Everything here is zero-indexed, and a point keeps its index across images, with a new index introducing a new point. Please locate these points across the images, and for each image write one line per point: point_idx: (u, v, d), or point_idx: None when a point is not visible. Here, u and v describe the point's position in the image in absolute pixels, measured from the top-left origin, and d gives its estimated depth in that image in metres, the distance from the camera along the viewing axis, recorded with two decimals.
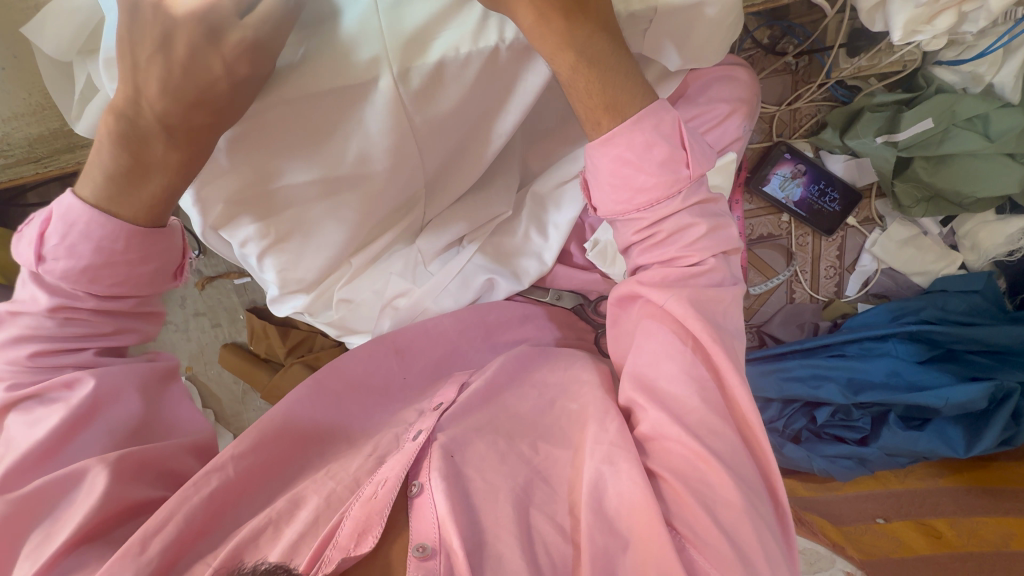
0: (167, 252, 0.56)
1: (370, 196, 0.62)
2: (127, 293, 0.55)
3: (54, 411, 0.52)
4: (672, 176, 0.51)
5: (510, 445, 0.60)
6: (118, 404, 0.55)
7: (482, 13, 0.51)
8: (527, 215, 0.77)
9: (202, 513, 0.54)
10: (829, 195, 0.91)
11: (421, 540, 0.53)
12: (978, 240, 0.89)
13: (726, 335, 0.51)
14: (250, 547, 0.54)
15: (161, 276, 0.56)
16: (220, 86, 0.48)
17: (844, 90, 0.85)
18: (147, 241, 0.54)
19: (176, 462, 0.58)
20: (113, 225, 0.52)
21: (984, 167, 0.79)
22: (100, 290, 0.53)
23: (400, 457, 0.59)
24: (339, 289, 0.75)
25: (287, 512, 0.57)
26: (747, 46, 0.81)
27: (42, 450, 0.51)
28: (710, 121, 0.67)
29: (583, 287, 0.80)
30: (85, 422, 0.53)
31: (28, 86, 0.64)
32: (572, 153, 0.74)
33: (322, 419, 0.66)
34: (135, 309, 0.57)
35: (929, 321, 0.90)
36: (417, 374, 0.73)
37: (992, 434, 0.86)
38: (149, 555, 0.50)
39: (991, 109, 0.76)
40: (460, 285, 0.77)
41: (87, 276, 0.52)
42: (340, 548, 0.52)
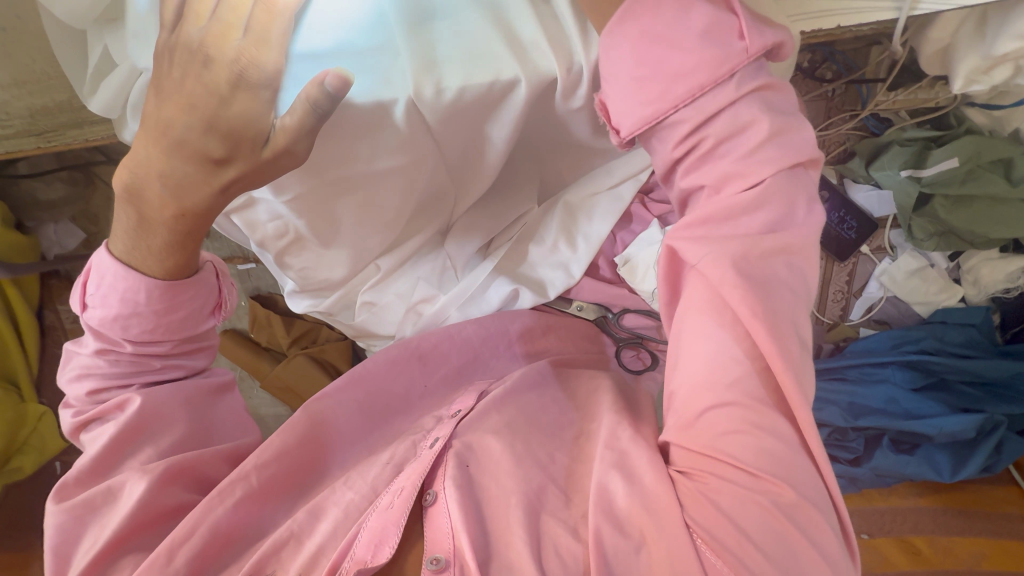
0: (196, 297, 0.54)
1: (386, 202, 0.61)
2: (160, 338, 0.54)
3: (106, 431, 0.53)
4: (716, 52, 0.44)
5: (528, 450, 0.56)
6: (165, 419, 0.55)
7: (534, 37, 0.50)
8: (553, 221, 0.74)
9: (226, 524, 0.53)
10: (847, 222, 0.93)
11: (435, 551, 0.50)
12: (980, 276, 0.92)
13: (779, 314, 0.43)
14: (270, 560, 0.53)
15: (192, 320, 0.55)
16: (225, 86, 0.45)
17: (875, 121, 0.85)
18: (172, 291, 0.52)
19: (213, 469, 0.57)
20: (135, 278, 0.51)
21: (1003, 211, 0.82)
22: (134, 337, 0.53)
23: (418, 465, 0.57)
24: (363, 291, 0.74)
25: (308, 523, 0.55)
26: None
27: (93, 466, 0.52)
28: None
29: (608, 300, 0.77)
30: (131, 438, 0.53)
31: (33, 52, 0.58)
32: (607, 166, 0.72)
33: (352, 427, 0.65)
34: (176, 349, 0.56)
35: (928, 352, 0.94)
36: (438, 381, 0.71)
37: (977, 462, 0.92)
38: (177, 565, 0.49)
39: (1016, 154, 0.78)
40: (485, 293, 0.76)
41: (120, 323, 0.52)
42: (357, 559, 0.50)
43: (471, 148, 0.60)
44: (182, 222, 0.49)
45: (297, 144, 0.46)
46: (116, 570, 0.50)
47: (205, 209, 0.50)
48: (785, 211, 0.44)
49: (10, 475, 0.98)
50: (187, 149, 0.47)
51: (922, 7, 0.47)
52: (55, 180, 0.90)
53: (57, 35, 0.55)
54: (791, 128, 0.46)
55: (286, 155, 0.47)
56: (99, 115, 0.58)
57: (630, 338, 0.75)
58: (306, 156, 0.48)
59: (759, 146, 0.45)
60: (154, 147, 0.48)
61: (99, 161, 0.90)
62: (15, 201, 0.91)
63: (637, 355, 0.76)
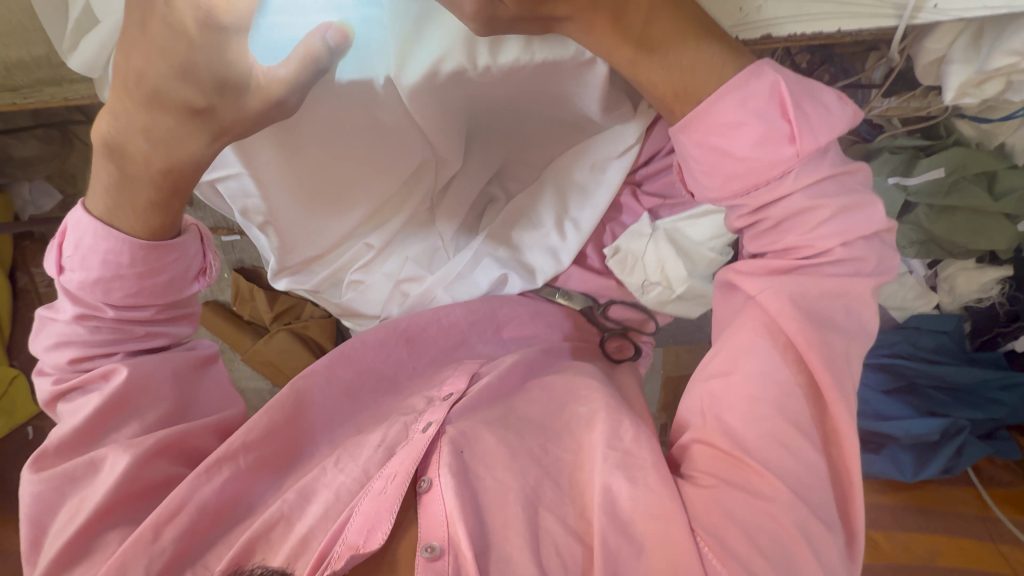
0: (180, 261, 0.53)
1: (369, 172, 0.60)
2: (142, 302, 0.52)
3: (90, 401, 0.52)
4: (772, 157, 0.46)
5: (520, 443, 0.56)
6: (151, 391, 0.54)
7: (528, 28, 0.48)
8: (547, 201, 0.71)
9: (214, 502, 0.53)
10: None
11: (430, 539, 0.50)
12: (955, 285, 0.94)
13: (830, 342, 0.46)
14: (256, 550, 0.52)
15: (177, 284, 0.53)
16: (192, 28, 0.41)
17: (867, 127, 0.85)
18: (154, 254, 0.51)
19: (200, 442, 0.56)
20: (116, 239, 0.49)
21: (981, 222, 0.84)
22: (116, 301, 0.51)
23: (410, 450, 0.56)
24: (351, 270, 0.74)
25: (298, 505, 0.54)
26: (785, 68, 0.77)
27: (73, 437, 0.52)
28: None
29: (597, 291, 0.74)
30: (115, 410, 0.52)
31: (8, 2, 0.55)
32: (607, 134, 0.64)
33: (334, 411, 0.64)
34: (158, 315, 0.55)
35: (900, 355, 0.98)
36: (426, 363, 0.70)
37: (939, 462, 0.96)
38: (161, 545, 0.49)
39: (1000, 169, 0.80)
40: (472, 275, 0.74)
41: (101, 287, 0.51)
42: (349, 543, 0.50)
43: (458, 124, 0.58)
44: (166, 180, 0.49)
45: (291, 96, 0.45)
46: (101, 545, 0.49)
47: (193, 164, 0.49)
48: (817, 221, 0.47)
49: None
50: (161, 102, 0.45)
51: (921, 17, 0.47)
52: (30, 139, 0.86)
53: None
54: (807, 98, 0.46)
55: (278, 107, 0.45)
56: (81, 75, 0.55)
57: (614, 329, 0.75)
58: (295, 108, 0.47)
59: (769, 93, 0.46)
60: (132, 99, 0.46)
61: (77, 121, 0.86)
62: None
63: (620, 346, 0.76)
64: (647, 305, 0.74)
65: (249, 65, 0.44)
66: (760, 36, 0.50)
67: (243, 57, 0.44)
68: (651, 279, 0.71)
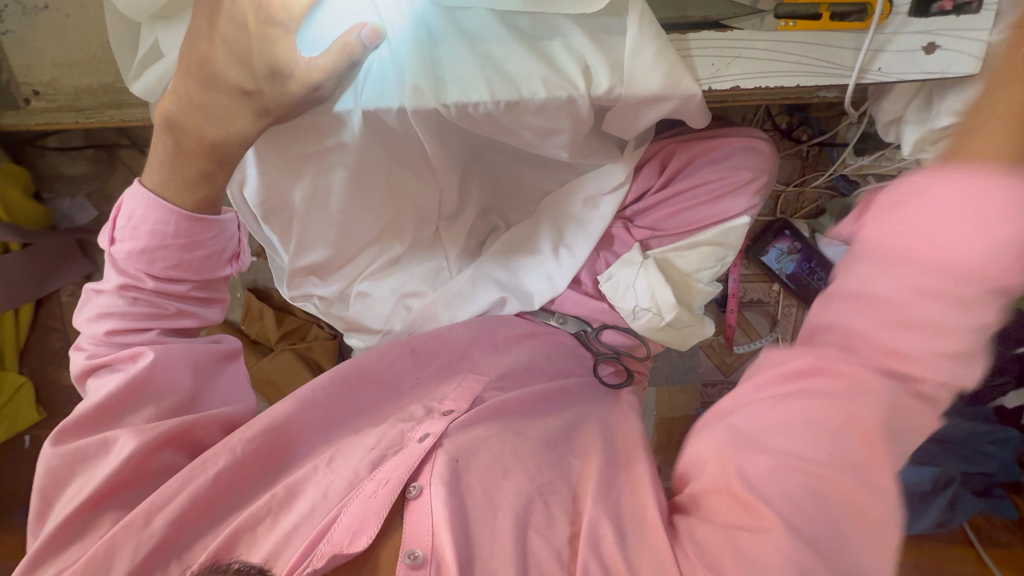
0: (218, 238, 0.58)
1: (391, 182, 0.65)
2: (181, 276, 0.57)
3: (115, 379, 0.55)
4: None
5: (516, 460, 0.58)
6: (171, 377, 0.57)
7: (546, 61, 0.50)
8: (544, 229, 0.78)
9: (205, 495, 0.54)
10: (817, 273, 0.95)
11: (413, 546, 0.51)
12: None
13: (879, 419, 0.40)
14: (238, 543, 0.53)
15: (212, 262, 0.58)
16: (257, 26, 0.49)
17: (845, 183, 0.92)
18: (196, 227, 0.56)
19: (206, 434, 0.58)
20: (166, 211, 0.54)
21: None
22: (157, 272, 0.56)
23: (404, 457, 0.57)
24: (359, 282, 0.77)
25: (285, 501, 0.55)
26: (767, 127, 0.90)
27: (95, 414, 0.54)
28: (726, 186, 0.73)
29: (589, 315, 0.78)
30: (136, 392, 0.55)
31: (92, 37, 0.64)
32: (602, 170, 0.71)
33: (337, 413, 0.65)
34: (191, 294, 0.59)
35: None
36: (431, 373, 0.71)
37: (932, 515, 0.94)
38: (151, 530, 0.51)
39: None
40: (471, 293, 0.78)
41: (146, 257, 0.55)
42: (333, 543, 0.51)
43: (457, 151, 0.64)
44: (215, 153, 0.54)
45: (326, 83, 0.50)
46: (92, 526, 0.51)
47: (238, 139, 0.53)
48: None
49: None
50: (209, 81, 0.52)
51: (868, 77, 0.50)
52: (80, 159, 0.96)
53: (116, 22, 0.61)
54: None
55: (314, 92, 0.50)
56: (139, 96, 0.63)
57: (607, 353, 0.78)
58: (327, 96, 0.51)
59: None
60: (194, 81, 0.52)
61: (124, 146, 0.95)
62: (40, 173, 0.96)
63: (613, 371, 0.79)
64: (637, 331, 0.76)
65: (294, 57, 0.50)
66: (729, 87, 0.51)
67: (290, 50, 0.50)
68: (642, 305, 0.74)
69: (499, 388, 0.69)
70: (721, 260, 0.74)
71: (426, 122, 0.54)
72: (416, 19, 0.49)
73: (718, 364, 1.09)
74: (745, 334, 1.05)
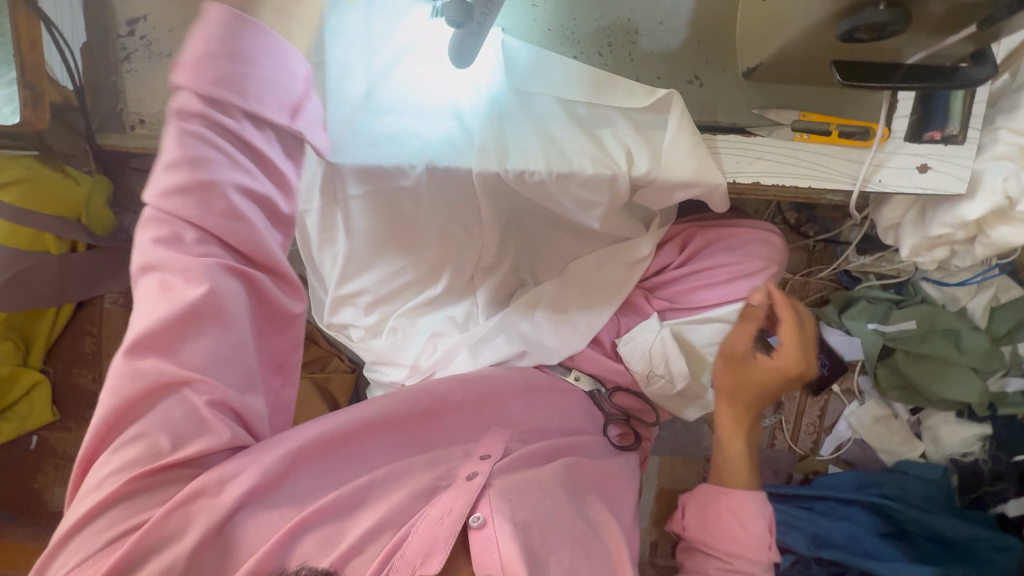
0: (267, 79, 0.49)
1: (446, 228, 0.73)
2: (241, 81, 0.48)
3: (170, 297, 0.47)
4: None
5: (549, 504, 0.60)
6: (221, 310, 0.48)
7: (596, 145, 0.58)
8: (572, 290, 0.83)
9: (257, 491, 0.50)
10: (821, 360, 1.02)
11: (485, 571, 0.53)
12: (939, 435, 1.01)
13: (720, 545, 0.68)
14: (294, 548, 0.50)
15: (272, 85, 0.49)
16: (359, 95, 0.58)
17: (848, 278, 1.00)
18: (227, 55, 0.47)
19: (262, 428, 0.53)
20: (209, 62, 0.46)
21: (954, 373, 0.93)
22: (214, 83, 0.47)
23: (462, 490, 0.58)
24: (394, 317, 0.82)
25: (343, 513, 0.54)
26: (777, 221, 0.98)
27: (153, 338, 0.47)
28: (743, 269, 0.80)
29: (605, 374, 0.82)
30: (191, 317, 0.47)
31: None
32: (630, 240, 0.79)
33: (393, 431, 0.62)
34: (242, 138, 0.49)
35: (891, 498, 0.97)
36: (480, 417, 0.69)
37: None
38: (221, 508, 0.47)
39: (964, 328, 0.92)
40: (498, 341, 0.81)
41: (208, 75, 0.46)
42: (406, 560, 0.52)
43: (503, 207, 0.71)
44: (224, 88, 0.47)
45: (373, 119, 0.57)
46: None
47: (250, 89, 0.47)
48: None
49: None
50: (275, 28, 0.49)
51: (870, 187, 0.58)
52: None
53: None
54: None
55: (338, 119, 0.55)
56: None
57: (616, 415, 0.81)
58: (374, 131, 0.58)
59: None
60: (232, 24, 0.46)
61: None
62: None
63: (621, 433, 0.81)
64: (649, 396, 0.81)
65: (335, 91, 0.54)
66: (751, 181, 0.59)
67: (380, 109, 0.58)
68: (656, 370, 0.79)
69: (521, 442, 0.69)
70: None
71: (485, 182, 0.61)
72: (491, 100, 0.58)
73: None
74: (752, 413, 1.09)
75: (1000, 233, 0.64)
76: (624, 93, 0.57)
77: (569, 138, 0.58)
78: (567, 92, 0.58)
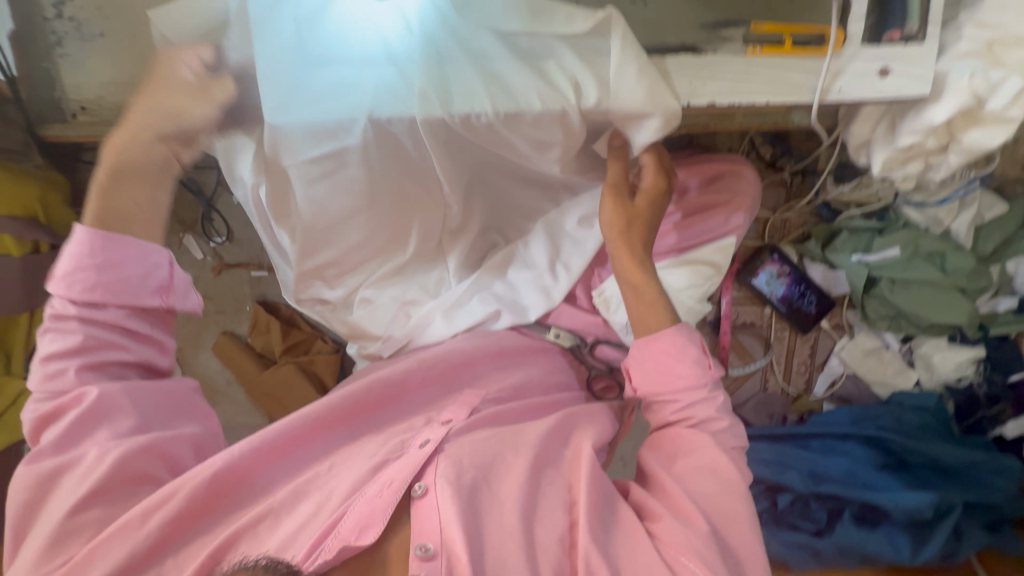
0: (137, 255, 0.57)
1: (399, 194, 0.69)
2: (102, 299, 0.56)
3: (67, 414, 0.54)
4: None
5: (514, 457, 0.58)
6: (115, 405, 0.55)
7: (540, 79, 0.56)
8: (539, 246, 0.81)
9: (205, 492, 0.54)
10: (807, 297, 1.00)
11: (424, 539, 0.51)
12: (933, 362, 0.98)
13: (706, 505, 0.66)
14: (245, 533, 0.53)
15: (138, 282, 0.57)
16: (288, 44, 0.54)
17: (828, 210, 0.97)
18: (108, 244, 0.56)
19: (177, 450, 0.58)
20: (85, 253, 0.55)
21: (940, 296, 0.91)
22: (77, 295, 0.55)
23: (406, 462, 0.57)
24: (364, 288, 0.81)
25: (287, 502, 0.55)
26: (751, 157, 0.96)
27: (57, 440, 0.54)
28: (713, 207, 0.79)
29: (584, 328, 0.80)
30: (89, 420, 0.54)
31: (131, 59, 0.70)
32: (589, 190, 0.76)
33: (347, 423, 0.65)
34: (123, 319, 0.57)
35: (885, 429, 0.96)
36: (439, 392, 0.70)
37: (937, 542, 0.89)
38: (147, 530, 0.52)
39: (948, 250, 0.89)
40: (466, 308, 0.80)
41: (67, 283, 0.55)
42: (341, 537, 0.51)
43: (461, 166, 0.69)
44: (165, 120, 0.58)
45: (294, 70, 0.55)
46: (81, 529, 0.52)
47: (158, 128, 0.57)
48: None
49: None
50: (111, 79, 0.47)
51: (829, 98, 0.56)
52: None
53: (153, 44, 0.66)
54: None
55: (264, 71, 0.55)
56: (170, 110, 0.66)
57: (601, 368, 0.80)
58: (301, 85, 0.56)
59: None
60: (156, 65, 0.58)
61: None
62: None
63: (607, 385, 0.81)
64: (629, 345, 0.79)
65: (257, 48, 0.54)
66: (707, 103, 0.56)
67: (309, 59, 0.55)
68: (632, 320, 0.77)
69: (496, 400, 0.70)
70: (710, 280, 0.77)
71: (433, 131, 0.59)
72: (419, 36, 0.55)
73: None
74: (741, 358, 1.07)
75: (971, 136, 0.62)
76: (564, 19, 0.55)
77: (512, 74, 0.56)
78: (503, 23, 0.55)
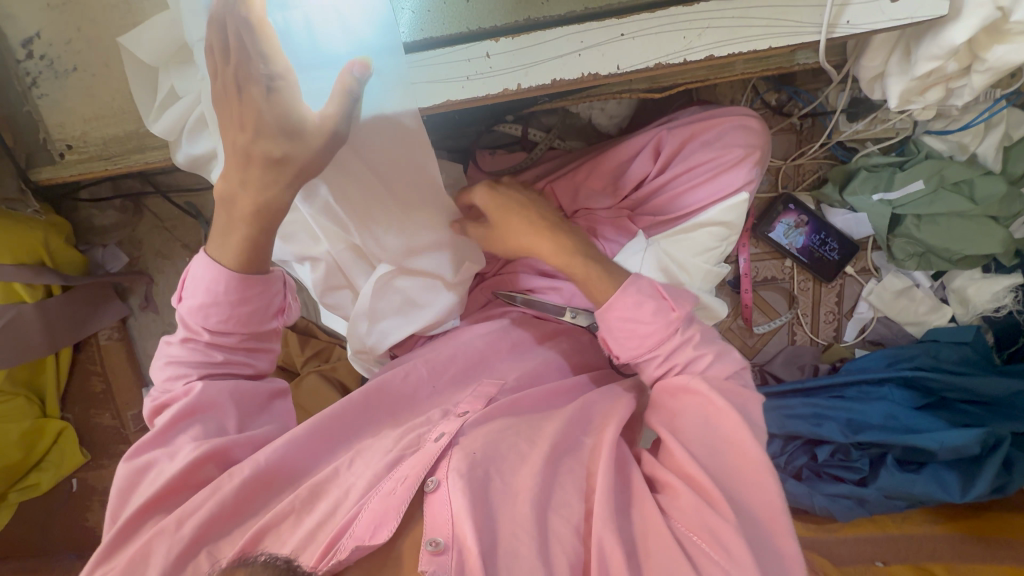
0: (264, 294, 0.57)
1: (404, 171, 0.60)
2: (229, 329, 0.57)
3: (169, 411, 0.56)
4: None
5: (531, 447, 0.57)
6: (216, 407, 0.57)
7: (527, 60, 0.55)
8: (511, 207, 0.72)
9: (234, 498, 0.52)
10: (829, 244, 0.97)
11: (435, 534, 0.48)
12: (967, 295, 0.95)
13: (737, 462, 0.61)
14: (266, 535, 0.51)
15: (258, 316, 0.57)
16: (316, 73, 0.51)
17: (843, 150, 0.93)
18: (244, 284, 0.56)
19: (241, 453, 0.56)
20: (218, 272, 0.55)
21: (972, 227, 0.87)
22: (211, 325, 0.56)
23: (421, 457, 0.55)
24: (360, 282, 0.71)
25: (308, 501, 0.53)
26: (757, 105, 0.92)
27: (154, 438, 0.55)
28: (723, 163, 0.74)
29: None
30: (186, 417, 0.55)
31: (115, 91, 0.71)
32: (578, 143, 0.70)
33: (363, 423, 0.64)
34: (245, 343, 0.59)
35: (922, 369, 0.93)
36: (449, 382, 0.69)
37: (986, 479, 0.87)
38: (183, 533, 0.49)
39: (975, 176, 0.85)
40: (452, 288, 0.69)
41: (202, 312, 0.56)
42: (356, 537, 0.48)
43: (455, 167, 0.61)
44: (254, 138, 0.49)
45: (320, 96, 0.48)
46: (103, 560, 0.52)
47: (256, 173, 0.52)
48: None
49: (27, 491, 1.01)
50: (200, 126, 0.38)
51: (838, 31, 0.52)
52: (109, 208, 1.02)
53: (134, 73, 0.66)
54: None
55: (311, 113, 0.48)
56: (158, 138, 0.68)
57: None
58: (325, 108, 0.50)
59: None
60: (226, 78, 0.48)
61: (149, 194, 1.02)
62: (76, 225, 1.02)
63: None
64: None
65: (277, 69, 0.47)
66: (703, 56, 0.53)
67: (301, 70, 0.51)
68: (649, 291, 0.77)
69: (513, 390, 0.68)
70: (724, 242, 0.76)
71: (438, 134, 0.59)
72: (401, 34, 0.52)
73: (740, 349, 1.07)
74: (764, 314, 1.04)
75: (995, 54, 0.57)
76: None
77: (497, 58, 0.55)
78: (487, 16, 0.55)
